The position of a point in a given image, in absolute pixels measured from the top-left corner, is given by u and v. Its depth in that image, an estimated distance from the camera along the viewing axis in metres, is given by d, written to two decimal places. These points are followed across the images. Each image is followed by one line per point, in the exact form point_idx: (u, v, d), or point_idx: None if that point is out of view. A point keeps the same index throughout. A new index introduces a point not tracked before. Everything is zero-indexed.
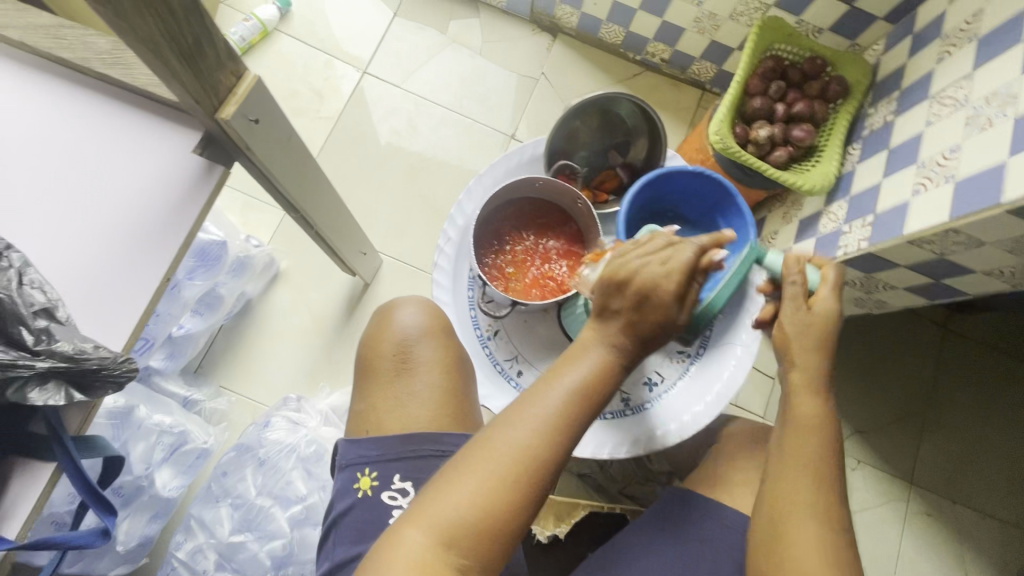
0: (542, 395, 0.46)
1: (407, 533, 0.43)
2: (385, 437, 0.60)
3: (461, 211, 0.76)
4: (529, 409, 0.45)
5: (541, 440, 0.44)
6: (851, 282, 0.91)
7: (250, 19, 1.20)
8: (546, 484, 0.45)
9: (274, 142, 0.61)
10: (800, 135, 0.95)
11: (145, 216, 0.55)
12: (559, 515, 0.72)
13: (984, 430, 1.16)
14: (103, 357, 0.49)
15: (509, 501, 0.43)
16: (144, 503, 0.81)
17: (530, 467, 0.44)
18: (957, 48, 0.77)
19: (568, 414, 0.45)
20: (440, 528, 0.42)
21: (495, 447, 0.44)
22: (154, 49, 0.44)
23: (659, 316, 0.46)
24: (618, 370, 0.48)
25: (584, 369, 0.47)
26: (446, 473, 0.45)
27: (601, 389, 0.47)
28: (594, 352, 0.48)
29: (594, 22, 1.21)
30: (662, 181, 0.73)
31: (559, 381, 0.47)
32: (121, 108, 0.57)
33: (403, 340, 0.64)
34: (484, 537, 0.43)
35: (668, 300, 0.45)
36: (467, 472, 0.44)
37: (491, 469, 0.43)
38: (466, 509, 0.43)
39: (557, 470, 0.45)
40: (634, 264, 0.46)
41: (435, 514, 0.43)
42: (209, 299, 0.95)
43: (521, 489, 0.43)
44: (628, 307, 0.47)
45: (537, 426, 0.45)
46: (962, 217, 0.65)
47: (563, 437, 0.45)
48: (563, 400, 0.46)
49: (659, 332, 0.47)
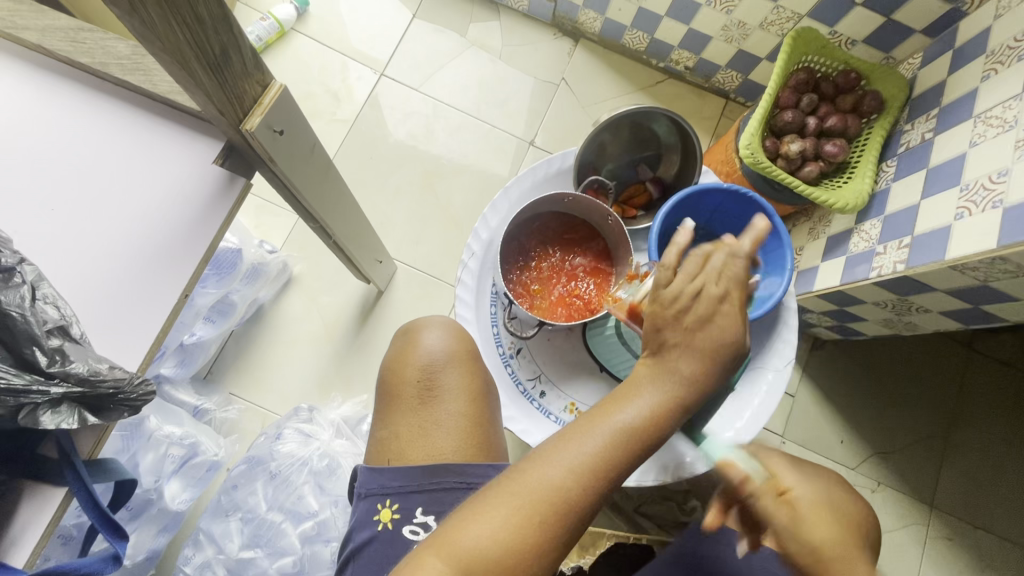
0: (584, 431, 0.44)
1: (425, 562, 0.40)
2: (408, 468, 0.58)
3: (486, 224, 0.73)
4: (568, 444, 0.43)
5: (576, 478, 0.42)
6: (883, 304, 0.88)
7: (267, 19, 1.17)
8: (577, 525, 0.41)
9: (299, 153, 0.59)
10: (833, 151, 0.93)
11: (164, 230, 0.52)
12: (583, 547, 0.76)
13: (1010, 454, 1.12)
14: (118, 380, 0.47)
15: (536, 541, 0.40)
16: (152, 517, 0.79)
17: (562, 506, 0.41)
18: (1004, 67, 0.74)
19: (607, 453, 0.43)
20: (461, 561, 0.39)
21: (528, 479, 0.42)
22: (180, 59, 0.41)
23: (727, 338, 0.46)
24: (668, 415, 0.45)
25: (631, 410, 0.44)
26: (473, 503, 0.42)
27: (648, 432, 0.44)
28: (644, 394, 0.45)
29: (617, 28, 1.18)
30: (696, 198, 0.70)
31: (603, 419, 0.44)
32: (141, 116, 0.54)
33: (427, 366, 0.61)
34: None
35: (731, 320, 0.46)
36: (496, 503, 0.41)
37: (521, 503, 0.41)
38: (490, 543, 0.40)
39: (589, 516, 0.42)
40: (686, 293, 0.46)
41: (457, 544, 0.40)
42: (222, 307, 0.93)
43: (549, 529, 0.41)
44: (689, 338, 0.46)
45: (574, 463, 0.42)
46: (1012, 245, 0.63)
47: (601, 479, 0.42)
48: (603, 438, 0.43)
49: (723, 360, 0.46)
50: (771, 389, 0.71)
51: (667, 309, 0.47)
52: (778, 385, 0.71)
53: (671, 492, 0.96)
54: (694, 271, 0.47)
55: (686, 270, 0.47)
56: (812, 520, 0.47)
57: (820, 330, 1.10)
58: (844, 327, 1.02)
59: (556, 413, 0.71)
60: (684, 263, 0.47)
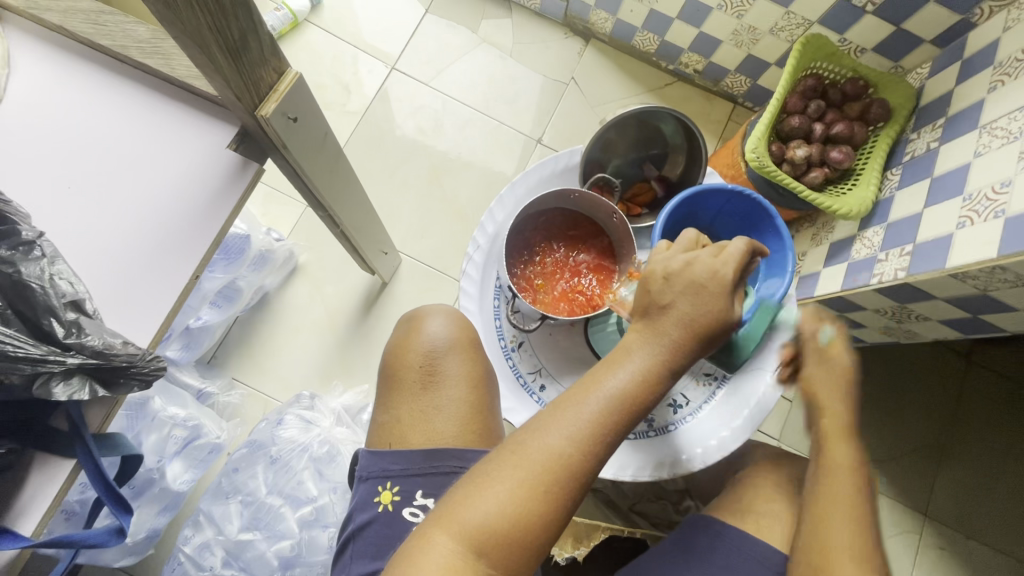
0: (578, 401, 0.44)
1: (434, 539, 0.41)
2: (410, 452, 0.59)
3: (491, 218, 0.74)
4: (564, 415, 0.43)
5: (575, 448, 0.42)
6: (882, 311, 0.88)
7: (281, 9, 1.18)
8: (579, 490, 0.43)
9: (311, 141, 0.60)
10: (839, 157, 0.93)
11: (179, 212, 0.53)
12: (578, 537, 0.71)
13: (1004, 465, 1.13)
14: (131, 354, 0.49)
15: (541, 511, 0.41)
16: (155, 495, 0.80)
17: (564, 475, 0.42)
18: (1010, 79, 0.75)
19: (606, 421, 0.43)
20: (469, 534, 0.41)
21: (530, 451, 0.42)
22: (200, 42, 0.42)
23: (717, 304, 0.45)
24: (664, 377, 0.46)
25: (621, 375, 0.45)
26: (475, 477, 0.43)
27: (641, 399, 0.45)
28: (633, 360, 0.46)
29: (628, 29, 1.18)
30: (700, 199, 0.71)
31: (594, 387, 0.45)
32: (158, 99, 0.55)
33: (430, 353, 0.62)
34: (513, 546, 0.41)
35: (722, 289, 0.45)
36: (498, 475, 0.42)
37: (523, 474, 0.42)
38: (497, 515, 0.41)
39: (589, 481, 0.43)
40: (681, 260, 0.47)
41: (466, 518, 0.41)
42: (227, 292, 0.93)
43: (552, 498, 0.42)
44: (681, 297, 0.46)
45: (573, 432, 0.43)
46: (1012, 255, 0.63)
47: (597, 447, 0.43)
48: (602, 406, 0.44)
49: (715, 333, 0.46)
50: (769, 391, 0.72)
51: (661, 270, 0.47)
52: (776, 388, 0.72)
53: (665, 491, 0.95)
54: (687, 249, 0.50)
55: (680, 243, 0.50)
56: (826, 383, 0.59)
57: None
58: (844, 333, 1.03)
59: None
60: (680, 241, 0.51)
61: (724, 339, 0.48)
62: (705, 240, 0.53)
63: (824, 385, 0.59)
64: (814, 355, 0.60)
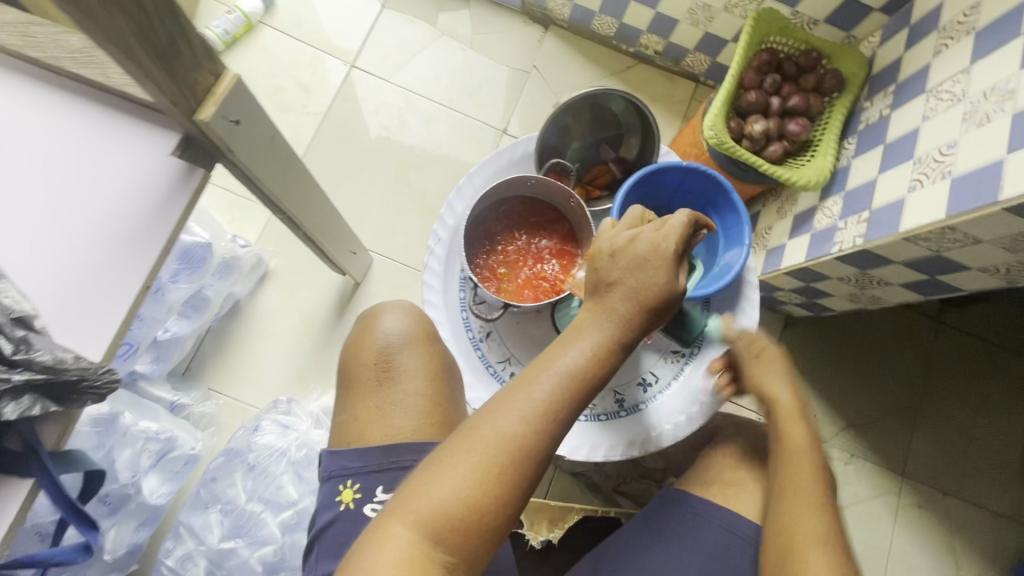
0: (531, 380, 0.44)
1: (390, 530, 0.41)
2: (367, 449, 0.59)
3: (451, 210, 0.74)
4: (516, 397, 0.43)
5: (527, 429, 0.43)
6: (846, 279, 0.90)
7: (234, 11, 1.17)
8: (534, 471, 0.43)
9: (257, 142, 0.59)
10: (796, 130, 0.94)
11: (122, 223, 0.52)
12: (552, 521, 0.73)
13: (976, 421, 1.16)
14: (83, 368, 0.49)
15: (496, 493, 0.42)
16: (132, 511, 0.80)
17: (517, 457, 0.42)
18: (954, 42, 0.76)
19: (557, 399, 0.44)
20: (425, 521, 0.41)
21: (483, 435, 0.42)
22: (126, 50, 0.42)
23: (660, 277, 0.46)
24: (615, 354, 0.46)
25: (574, 354, 0.45)
26: (431, 464, 0.43)
27: (593, 375, 0.45)
28: (585, 336, 0.46)
29: (586, 13, 1.18)
30: (655, 177, 0.71)
31: (547, 365, 0.45)
32: (95, 109, 0.54)
33: (384, 349, 0.62)
34: (469, 530, 0.41)
35: (665, 261, 0.46)
36: (452, 461, 0.42)
37: (477, 459, 0.42)
38: (452, 502, 0.41)
39: (545, 461, 0.44)
40: (626, 237, 0.47)
41: (422, 507, 0.41)
42: (194, 301, 0.92)
43: (508, 481, 0.42)
44: (626, 274, 0.46)
45: (525, 413, 0.43)
46: (959, 215, 0.64)
47: (552, 427, 0.43)
48: (554, 384, 0.44)
49: (664, 305, 0.47)
50: None
51: (607, 247, 0.48)
52: None
53: (648, 470, 0.98)
54: (633, 224, 0.50)
55: (627, 220, 0.50)
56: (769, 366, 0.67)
57: (791, 308, 1.12)
58: (814, 303, 1.04)
59: None
60: (624, 218, 0.51)
61: (671, 311, 0.49)
62: (649, 214, 0.52)
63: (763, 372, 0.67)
64: (746, 350, 0.68)
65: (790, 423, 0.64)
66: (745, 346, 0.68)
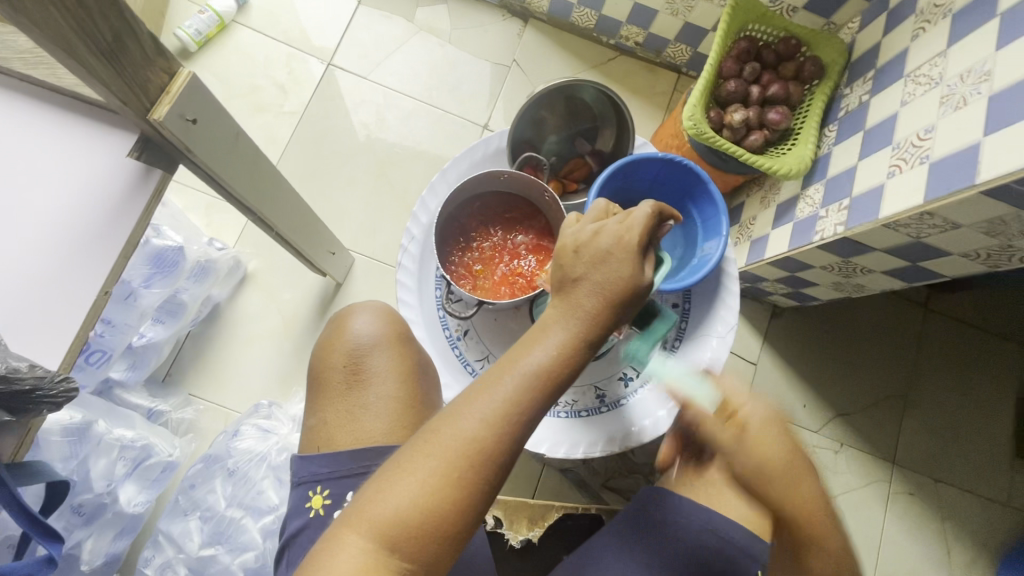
0: (493, 381, 0.43)
1: (345, 539, 0.40)
2: (336, 453, 0.58)
3: (425, 208, 0.73)
4: (476, 399, 0.42)
5: (488, 431, 0.41)
6: (830, 268, 0.89)
7: (206, 11, 1.15)
8: (496, 474, 0.42)
9: (218, 140, 0.57)
10: (776, 118, 0.93)
11: (76, 229, 0.51)
12: (532, 519, 0.72)
13: (965, 406, 1.15)
14: (38, 378, 0.48)
15: (455, 499, 0.41)
16: (108, 521, 0.79)
17: (477, 461, 0.41)
18: (931, 25, 0.75)
19: (520, 400, 0.43)
20: (381, 528, 0.40)
21: (442, 439, 0.41)
22: (67, 46, 0.40)
23: (625, 270, 0.45)
24: (581, 352, 0.45)
25: (540, 353, 0.44)
26: (390, 468, 0.42)
27: (559, 374, 0.44)
28: (552, 335, 0.45)
29: (565, 5, 1.17)
30: (631, 169, 0.70)
31: (512, 366, 0.44)
32: (47, 111, 0.52)
33: (354, 351, 0.61)
34: (427, 537, 0.40)
35: (629, 254, 0.45)
36: (410, 466, 0.41)
37: (435, 464, 0.41)
38: (408, 508, 0.40)
39: (509, 464, 0.43)
40: (590, 231, 0.47)
41: (378, 514, 0.40)
42: (170, 306, 0.90)
43: (467, 485, 0.41)
44: (590, 269, 0.45)
45: (486, 415, 0.42)
46: (937, 200, 0.64)
47: (515, 429, 0.42)
48: (517, 385, 0.43)
49: (632, 299, 0.45)
50: (715, 356, 0.72)
51: (571, 242, 0.47)
52: (723, 352, 0.72)
53: (637, 465, 0.98)
54: (599, 218, 0.49)
55: (593, 214, 0.50)
56: (754, 442, 0.62)
57: (777, 298, 1.11)
58: (800, 293, 1.03)
59: None
60: (590, 211, 0.50)
61: (641, 306, 0.47)
62: (615, 207, 0.51)
63: (761, 448, 0.62)
64: (719, 432, 0.63)
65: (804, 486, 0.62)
66: (716, 426, 0.63)
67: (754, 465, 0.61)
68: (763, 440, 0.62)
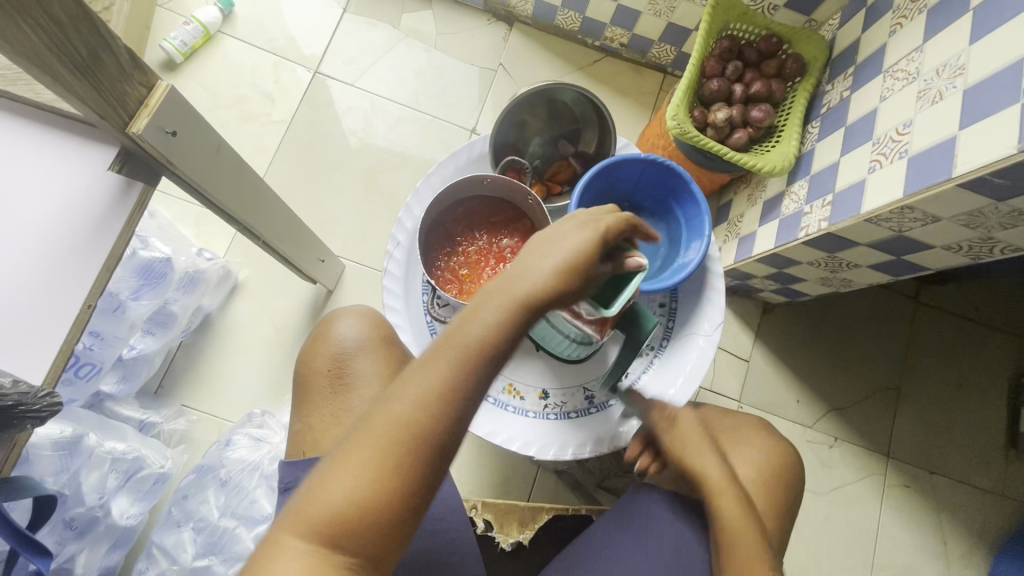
0: (428, 360, 0.44)
1: (284, 532, 0.41)
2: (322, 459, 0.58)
3: (410, 214, 0.74)
4: (410, 380, 0.43)
5: (419, 412, 0.42)
6: (816, 263, 0.89)
7: (190, 22, 1.15)
8: (427, 456, 0.42)
9: (200, 152, 0.58)
10: (759, 116, 0.94)
11: (60, 244, 0.51)
12: (522, 521, 0.73)
13: (956, 398, 1.16)
14: (21, 393, 0.49)
15: (386, 484, 0.41)
16: (100, 534, 0.79)
17: (408, 442, 0.42)
18: (908, 21, 0.75)
19: (450, 378, 0.43)
20: (316, 518, 0.41)
21: (377, 424, 0.42)
22: (42, 63, 0.41)
23: (565, 253, 0.46)
24: (513, 328, 0.45)
25: (473, 330, 0.44)
26: (330, 458, 0.43)
27: (491, 349, 0.44)
28: (487, 312, 0.45)
29: (549, 9, 1.17)
30: (613, 171, 0.71)
31: (446, 345, 0.44)
32: (28, 127, 0.53)
33: (339, 355, 0.62)
34: (359, 523, 0.41)
35: (580, 243, 0.47)
36: (346, 455, 0.42)
37: (369, 450, 0.41)
38: (342, 495, 0.41)
39: (450, 445, 0.43)
40: (555, 228, 0.50)
41: (314, 504, 0.41)
42: (160, 318, 0.90)
43: (400, 469, 0.41)
44: (538, 254, 0.47)
45: (417, 396, 0.42)
46: (916, 193, 0.64)
47: (452, 409, 0.43)
48: (447, 364, 0.43)
49: (575, 276, 0.46)
50: (702, 354, 0.73)
51: (536, 238, 0.50)
52: (709, 350, 0.73)
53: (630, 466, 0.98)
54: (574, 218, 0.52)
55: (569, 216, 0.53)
56: (680, 431, 0.63)
57: (767, 294, 1.11)
58: (789, 289, 1.04)
59: (494, 394, 0.72)
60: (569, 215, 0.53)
61: (590, 284, 0.48)
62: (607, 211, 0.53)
63: (686, 440, 0.62)
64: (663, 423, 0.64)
65: (722, 500, 0.58)
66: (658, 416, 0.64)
67: (677, 441, 0.62)
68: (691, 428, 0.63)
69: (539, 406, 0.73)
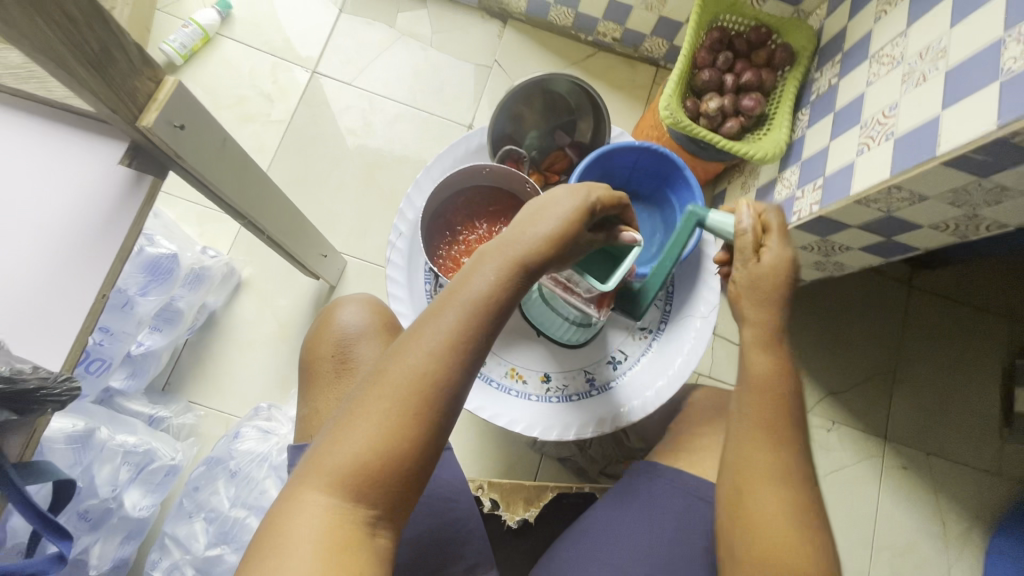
0: (437, 317, 0.45)
1: (307, 492, 0.42)
2: None
3: (411, 205, 0.76)
4: (421, 335, 0.44)
5: (433, 365, 0.44)
6: (809, 247, 0.91)
7: (189, 25, 1.17)
8: (443, 406, 0.44)
9: (206, 146, 0.59)
10: (750, 105, 0.96)
11: (75, 237, 0.53)
12: (528, 500, 0.75)
13: (950, 379, 1.18)
14: (42, 377, 0.51)
15: (407, 435, 0.42)
16: (114, 526, 0.81)
17: (425, 394, 0.43)
18: (892, 7, 0.77)
19: (462, 331, 0.45)
20: (340, 474, 0.42)
21: (392, 378, 0.43)
22: (57, 59, 0.42)
23: (561, 213, 0.49)
24: (516, 283, 0.47)
25: (477, 286, 0.46)
26: (344, 418, 0.43)
27: (499, 302, 0.46)
28: (487, 269, 0.47)
29: (542, 5, 1.19)
30: (608, 159, 0.72)
31: (450, 300, 0.46)
32: (43, 125, 0.54)
33: (341, 341, 0.63)
34: (385, 475, 0.42)
35: (570, 204, 0.49)
36: (363, 410, 0.43)
37: (386, 403, 0.43)
38: (363, 450, 0.42)
39: (461, 393, 0.45)
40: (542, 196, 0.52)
41: (336, 460, 0.42)
42: (166, 314, 0.92)
43: (419, 420, 0.43)
44: (533, 215, 0.49)
45: (430, 349, 0.44)
46: (903, 173, 0.66)
47: (461, 359, 0.44)
48: (458, 318, 0.45)
49: (568, 235, 0.49)
50: (699, 335, 0.74)
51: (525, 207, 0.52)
52: (706, 331, 0.74)
53: (631, 450, 0.97)
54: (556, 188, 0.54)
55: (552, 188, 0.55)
56: (764, 268, 0.55)
57: None
58: None
59: (497, 378, 0.74)
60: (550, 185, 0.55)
61: (581, 247, 0.51)
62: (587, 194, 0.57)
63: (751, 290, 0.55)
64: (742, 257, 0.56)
65: (755, 354, 0.56)
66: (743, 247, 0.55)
67: (746, 279, 0.55)
68: (774, 279, 0.55)
69: (541, 389, 0.75)
